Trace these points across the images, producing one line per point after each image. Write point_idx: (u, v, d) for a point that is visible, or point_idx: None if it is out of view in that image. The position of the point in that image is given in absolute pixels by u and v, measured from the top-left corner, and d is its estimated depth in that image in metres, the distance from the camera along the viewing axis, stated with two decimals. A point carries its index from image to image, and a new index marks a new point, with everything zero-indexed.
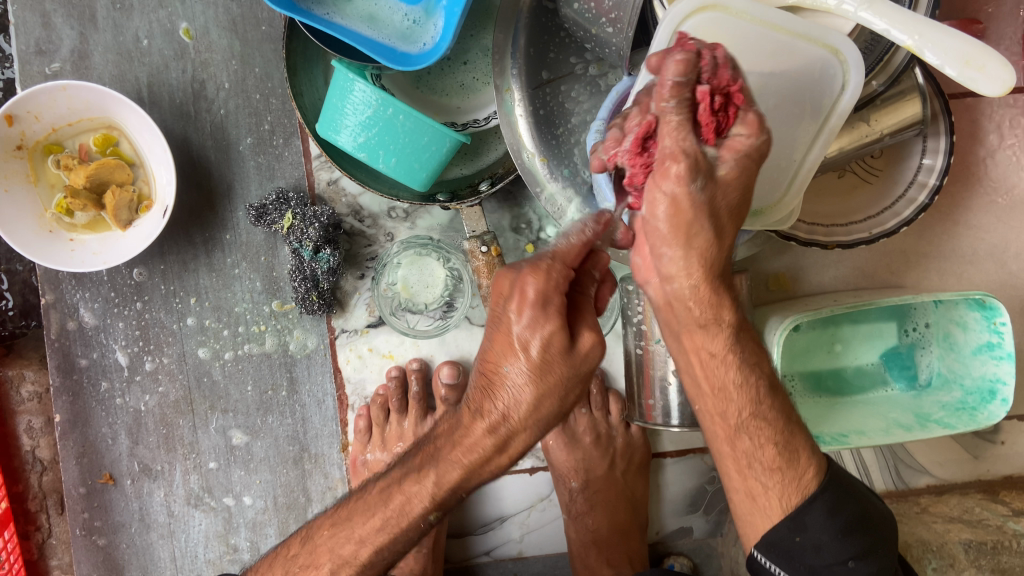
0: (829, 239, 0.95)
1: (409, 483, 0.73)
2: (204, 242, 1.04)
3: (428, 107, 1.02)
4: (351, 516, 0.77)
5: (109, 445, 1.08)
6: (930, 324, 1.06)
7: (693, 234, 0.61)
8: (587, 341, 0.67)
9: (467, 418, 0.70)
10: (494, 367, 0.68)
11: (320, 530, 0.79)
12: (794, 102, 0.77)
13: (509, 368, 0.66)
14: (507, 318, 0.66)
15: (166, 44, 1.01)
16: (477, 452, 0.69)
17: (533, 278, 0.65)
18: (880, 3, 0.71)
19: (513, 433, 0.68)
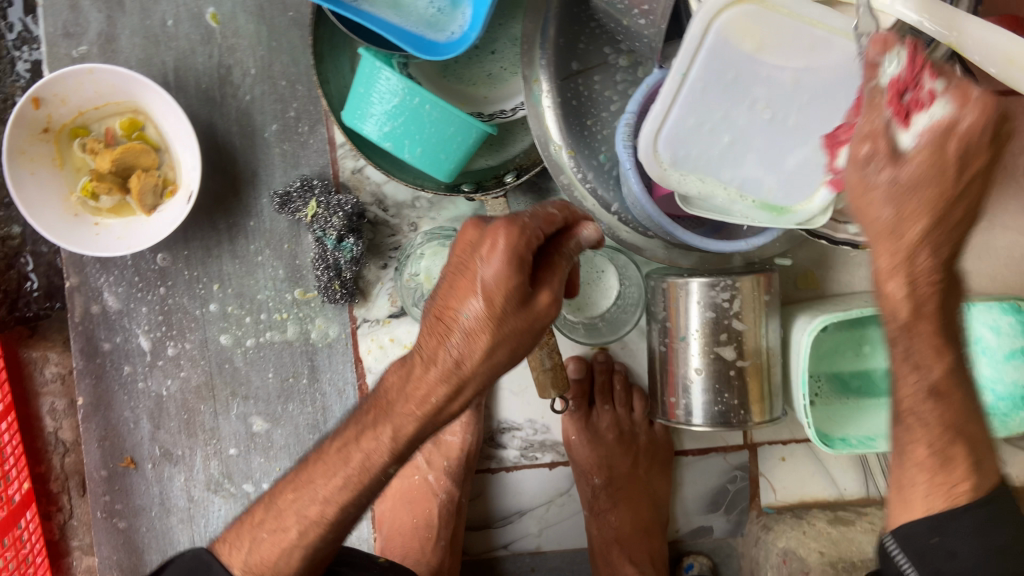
0: (861, 238, 0.93)
1: (366, 438, 0.69)
2: (228, 228, 1.04)
3: (455, 97, 1.01)
4: (312, 477, 0.72)
5: (131, 429, 1.08)
6: None
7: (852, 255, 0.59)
8: (547, 298, 0.63)
9: (419, 367, 0.65)
10: (449, 312, 0.63)
11: (283, 493, 0.74)
12: (828, 99, 0.76)
13: (465, 311, 0.62)
14: (473, 263, 0.62)
15: (193, 28, 1.00)
16: (429, 403, 0.65)
17: (506, 229, 0.60)
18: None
19: (465, 381, 0.64)
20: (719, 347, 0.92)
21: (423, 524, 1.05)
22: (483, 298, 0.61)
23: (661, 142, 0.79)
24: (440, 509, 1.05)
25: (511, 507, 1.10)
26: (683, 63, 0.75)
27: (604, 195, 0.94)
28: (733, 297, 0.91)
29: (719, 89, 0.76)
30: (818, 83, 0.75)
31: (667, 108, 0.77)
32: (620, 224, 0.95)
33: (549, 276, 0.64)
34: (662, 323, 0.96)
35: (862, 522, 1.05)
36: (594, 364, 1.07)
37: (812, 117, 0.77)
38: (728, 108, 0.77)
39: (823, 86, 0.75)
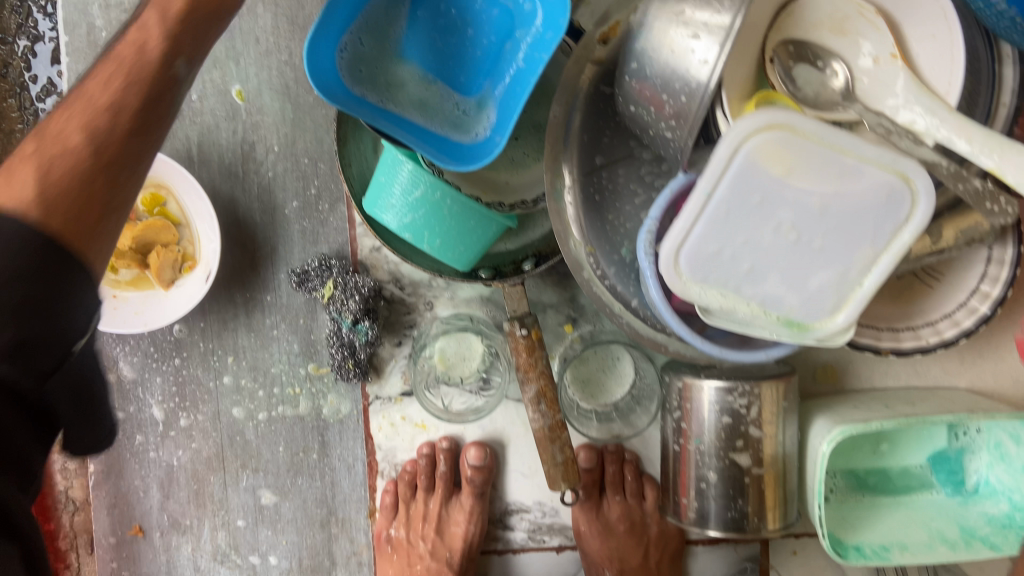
0: (882, 344, 0.93)
1: (95, 81, 0.65)
2: (245, 302, 1.04)
3: (477, 184, 0.97)
4: (61, 110, 0.63)
5: (141, 497, 1.08)
6: (980, 429, 0.99)
7: None
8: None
9: (71, 99, 0.63)
10: (129, 50, 0.68)
11: (69, 103, 0.63)
12: (857, 225, 0.75)
13: (153, 48, 0.68)
14: None
15: (218, 104, 1.00)
16: (113, 87, 0.65)
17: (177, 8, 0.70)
18: (969, 126, 0.70)
19: (155, 54, 0.68)
20: (734, 453, 0.91)
21: None
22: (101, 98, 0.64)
23: (684, 256, 0.78)
24: None
25: None
26: (709, 182, 0.74)
27: (628, 288, 0.93)
28: (751, 403, 0.90)
29: (744, 209, 0.75)
30: (847, 208, 0.74)
31: (690, 225, 0.77)
32: (640, 320, 0.93)
33: (152, 154, 0.66)
34: (677, 421, 0.95)
35: None
36: (605, 452, 1.06)
37: (839, 240, 0.76)
38: (753, 227, 0.76)
39: (851, 211, 0.74)
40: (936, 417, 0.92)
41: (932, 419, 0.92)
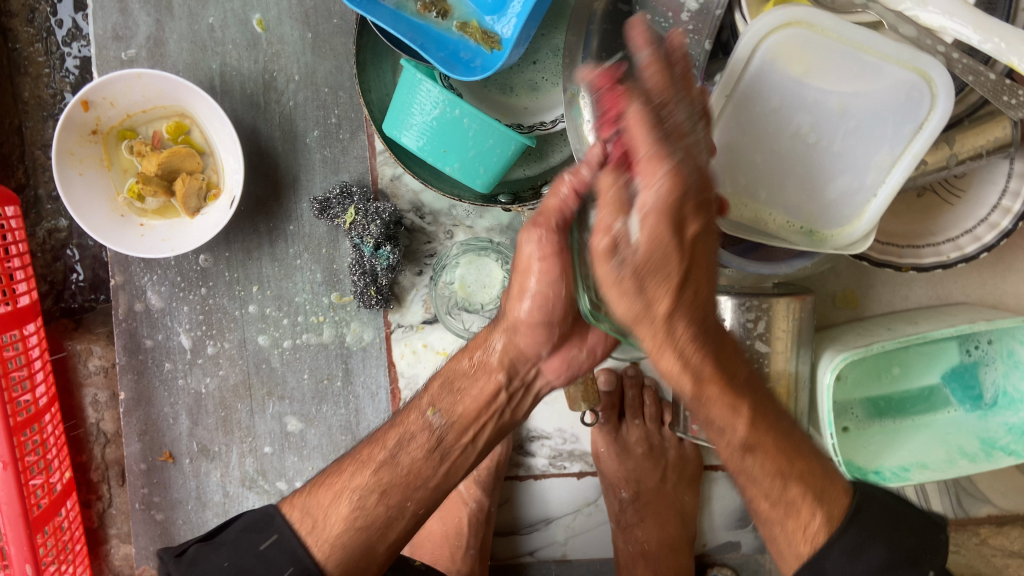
0: (903, 261, 0.93)
1: (387, 438, 0.79)
2: (269, 231, 1.05)
3: (494, 107, 0.99)
4: (378, 443, 0.80)
5: (170, 424, 1.11)
6: (992, 340, 1.01)
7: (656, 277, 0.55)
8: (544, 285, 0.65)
9: (385, 435, 0.80)
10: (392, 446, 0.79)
11: (356, 454, 0.80)
12: (874, 126, 0.75)
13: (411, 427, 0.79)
14: (401, 456, 0.78)
15: (239, 34, 1.01)
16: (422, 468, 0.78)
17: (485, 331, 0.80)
18: (987, 22, 0.72)
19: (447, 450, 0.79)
20: None
21: (454, 533, 1.05)
22: (435, 406, 0.79)
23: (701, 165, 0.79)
24: (470, 518, 1.04)
25: (538, 515, 1.11)
26: (726, 85, 0.75)
27: None
28: (760, 318, 0.92)
29: (761, 115, 0.76)
30: (866, 107, 0.74)
31: (707, 132, 0.77)
32: None
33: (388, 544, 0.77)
34: None
35: None
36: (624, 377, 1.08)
37: (857, 143, 0.76)
38: (771, 133, 0.77)
39: (869, 112, 0.75)
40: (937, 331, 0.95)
41: (932, 333, 0.94)
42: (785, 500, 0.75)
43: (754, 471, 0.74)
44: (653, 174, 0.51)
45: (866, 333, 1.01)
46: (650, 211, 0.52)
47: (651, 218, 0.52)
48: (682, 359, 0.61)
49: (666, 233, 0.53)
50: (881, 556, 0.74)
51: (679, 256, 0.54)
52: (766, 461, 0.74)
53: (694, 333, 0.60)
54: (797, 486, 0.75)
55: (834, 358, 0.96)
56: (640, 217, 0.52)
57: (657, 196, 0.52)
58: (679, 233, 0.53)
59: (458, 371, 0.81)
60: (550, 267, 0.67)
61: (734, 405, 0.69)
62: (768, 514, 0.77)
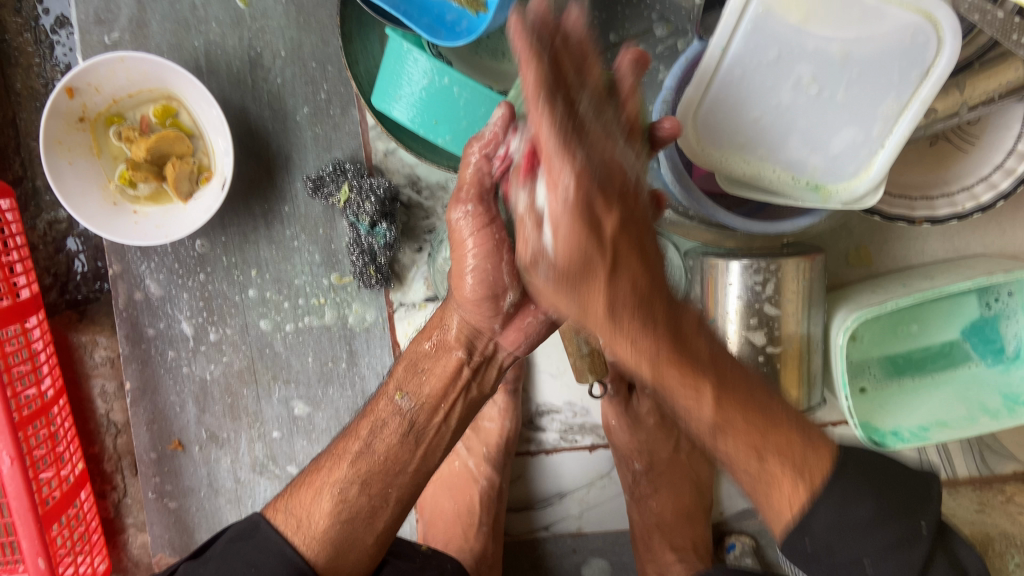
0: (916, 213, 0.90)
1: (363, 426, 0.79)
2: (264, 213, 1.03)
3: (486, 75, 0.96)
4: (356, 431, 0.80)
5: (178, 413, 1.10)
6: (1014, 292, 0.96)
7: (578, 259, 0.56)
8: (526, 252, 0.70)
9: (361, 423, 0.80)
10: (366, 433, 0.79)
11: (334, 448, 0.80)
12: (880, 73, 0.71)
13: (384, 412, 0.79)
14: (375, 445, 0.78)
15: (222, 11, 0.99)
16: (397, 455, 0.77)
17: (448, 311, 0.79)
18: None
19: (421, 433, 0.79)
20: (749, 331, 0.90)
21: (465, 511, 1.03)
22: (402, 389, 0.79)
23: (700, 123, 0.75)
24: (481, 496, 1.03)
25: (552, 489, 1.10)
26: (722, 38, 0.71)
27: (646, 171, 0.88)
28: (767, 280, 0.89)
29: (760, 67, 0.72)
30: (869, 54, 0.70)
31: (705, 88, 0.74)
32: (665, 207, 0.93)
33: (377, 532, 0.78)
34: (700, 305, 0.94)
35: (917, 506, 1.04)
36: None
37: (862, 91, 0.72)
38: (771, 86, 0.73)
39: (874, 57, 0.71)
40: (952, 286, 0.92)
41: (947, 288, 0.91)
42: (766, 472, 0.69)
43: (728, 446, 0.69)
44: (557, 173, 0.52)
45: (880, 290, 0.97)
46: (561, 230, 0.55)
47: (561, 233, 0.55)
48: (643, 339, 0.63)
49: (573, 239, 0.55)
50: (875, 509, 0.66)
51: (602, 259, 0.56)
52: (744, 434, 0.68)
53: (643, 323, 0.62)
54: (775, 458, 0.68)
55: (847, 317, 0.94)
56: (558, 238, 0.55)
57: (564, 221, 0.54)
58: (595, 238, 0.55)
59: (421, 352, 0.80)
60: (485, 242, 0.69)
61: (691, 379, 0.66)
62: (744, 476, 0.71)
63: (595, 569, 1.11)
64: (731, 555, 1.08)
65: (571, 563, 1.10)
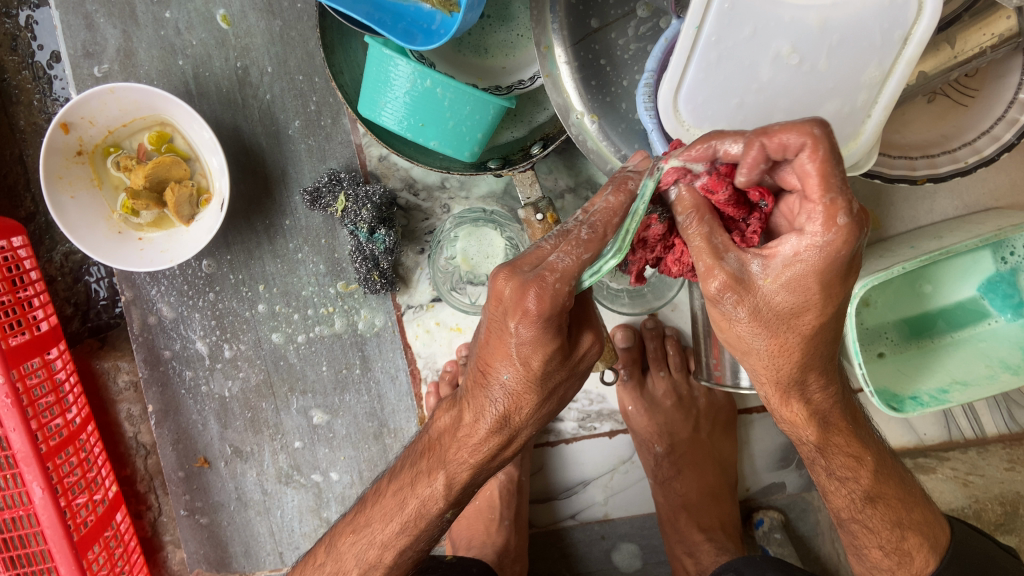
0: (917, 173, 0.88)
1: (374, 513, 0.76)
2: (266, 229, 1.04)
3: (470, 73, 0.96)
4: (372, 518, 0.76)
5: (201, 430, 1.12)
6: None
7: (792, 298, 0.52)
8: (586, 342, 0.62)
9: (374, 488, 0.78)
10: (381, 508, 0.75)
11: (345, 534, 0.79)
12: (861, 37, 0.69)
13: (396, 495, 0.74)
14: (397, 534, 0.74)
15: (206, 33, 0.99)
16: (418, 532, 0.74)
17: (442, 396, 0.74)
18: None
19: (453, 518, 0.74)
20: None
21: (487, 506, 1.04)
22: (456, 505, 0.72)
23: (682, 100, 0.75)
24: (501, 490, 1.03)
25: (574, 478, 1.10)
26: (695, 16, 0.70)
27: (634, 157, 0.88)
28: None
29: (737, 45, 0.71)
30: (847, 19, 0.68)
31: (683, 67, 0.73)
32: None
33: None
34: None
35: (943, 469, 1.03)
36: (643, 331, 1.06)
37: (844, 58, 0.70)
38: (751, 62, 0.72)
39: (853, 22, 0.68)
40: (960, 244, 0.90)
41: (955, 247, 0.89)
42: (902, 549, 0.75)
43: (872, 522, 0.74)
44: (819, 224, 0.48)
45: (887, 255, 0.96)
46: (790, 270, 0.51)
47: (795, 273, 0.51)
48: (809, 408, 0.63)
49: (808, 289, 0.51)
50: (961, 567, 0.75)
51: (814, 314, 0.53)
52: (887, 514, 0.73)
53: (822, 388, 0.62)
54: (914, 536, 0.75)
55: (854, 284, 0.92)
56: (779, 282, 0.52)
57: (808, 261, 0.50)
58: (832, 294, 0.52)
59: (446, 427, 0.69)
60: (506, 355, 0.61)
61: (858, 456, 0.69)
62: (881, 565, 0.76)
63: (625, 555, 1.11)
64: (759, 531, 1.07)
65: (601, 550, 1.10)
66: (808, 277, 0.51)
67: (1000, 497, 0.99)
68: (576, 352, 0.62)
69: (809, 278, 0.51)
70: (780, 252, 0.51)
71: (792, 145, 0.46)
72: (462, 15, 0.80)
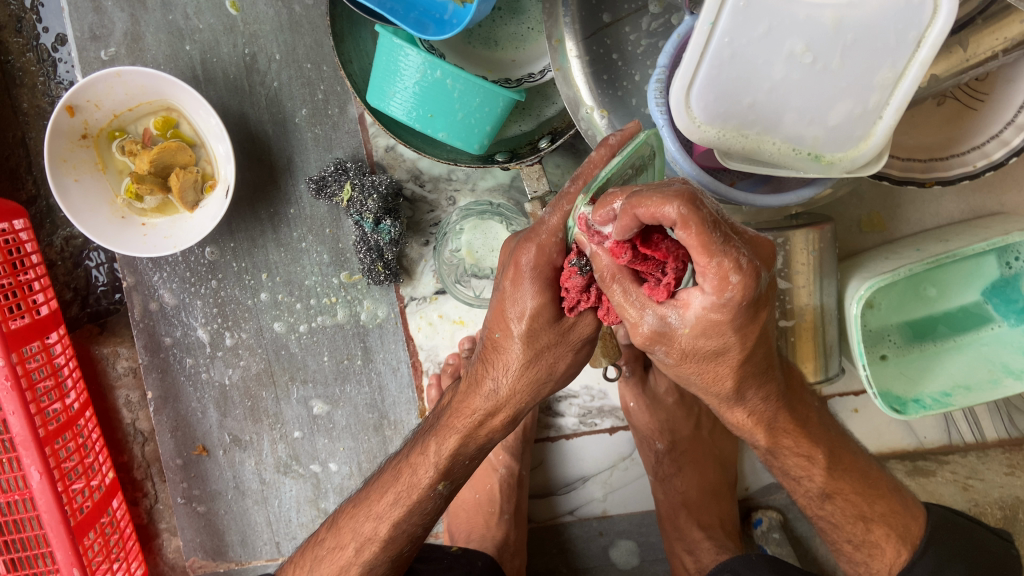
0: (926, 176, 0.88)
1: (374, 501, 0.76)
2: (270, 217, 1.04)
3: (480, 65, 0.96)
4: (370, 495, 0.77)
5: (200, 418, 1.12)
6: None
7: (710, 338, 0.50)
8: (579, 310, 0.62)
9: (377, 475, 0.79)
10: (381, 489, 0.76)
11: (345, 515, 0.80)
12: (876, 37, 0.69)
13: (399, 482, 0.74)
14: (397, 521, 0.74)
15: (215, 19, 0.99)
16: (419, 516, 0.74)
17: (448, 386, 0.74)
18: None
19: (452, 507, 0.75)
20: None
21: (486, 500, 1.04)
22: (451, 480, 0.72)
23: (694, 98, 0.74)
24: (501, 484, 1.03)
25: (574, 474, 1.10)
26: (711, 13, 0.70)
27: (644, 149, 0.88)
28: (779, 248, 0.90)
29: (751, 43, 0.71)
30: (863, 19, 0.68)
31: (697, 63, 0.73)
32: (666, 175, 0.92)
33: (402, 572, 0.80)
34: None
35: (943, 472, 1.03)
36: None
37: (858, 59, 0.70)
38: (764, 62, 0.72)
39: (868, 23, 0.68)
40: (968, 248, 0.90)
41: (962, 251, 0.89)
42: (869, 541, 0.75)
43: (835, 518, 0.75)
44: (716, 283, 0.44)
45: (893, 257, 0.95)
46: (701, 321, 0.48)
47: (706, 323, 0.48)
48: (751, 417, 0.63)
49: (721, 333, 0.49)
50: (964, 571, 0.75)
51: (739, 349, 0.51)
52: (847, 508, 0.74)
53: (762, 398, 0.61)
54: (880, 527, 0.75)
55: (861, 286, 0.92)
56: (694, 330, 0.49)
57: (716, 313, 0.47)
58: (748, 331, 0.49)
59: None
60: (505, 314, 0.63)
61: (810, 456, 0.70)
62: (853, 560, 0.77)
63: (623, 551, 1.10)
64: (758, 531, 1.07)
65: (599, 546, 1.10)
66: (719, 326, 0.48)
67: (1000, 502, 0.99)
68: (568, 319, 0.62)
69: (718, 325, 0.48)
70: (689, 302, 0.48)
71: (667, 219, 0.42)
72: (474, 6, 0.80)
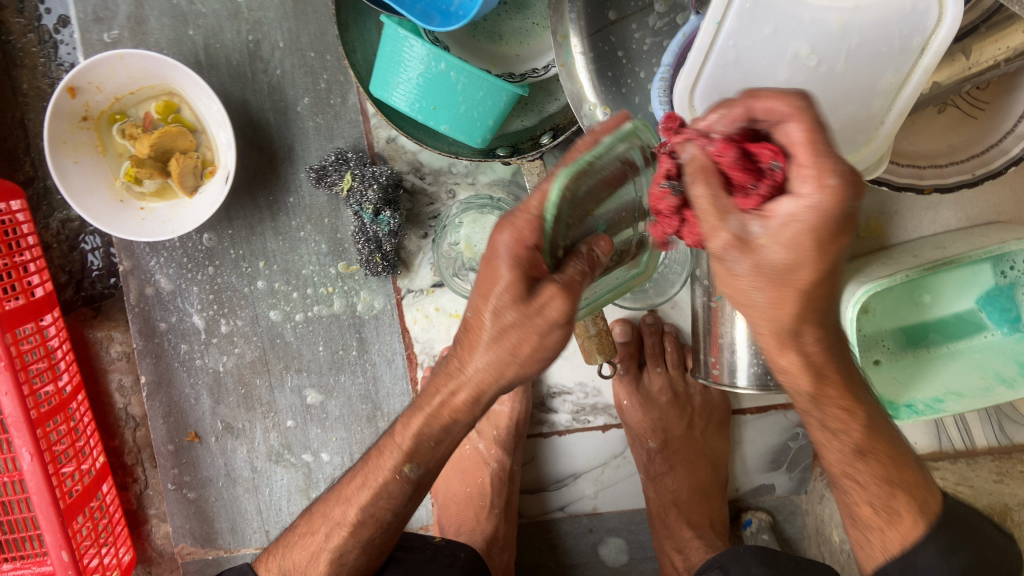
0: (925, 182, 0.89)
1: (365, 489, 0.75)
2: (269, 205, 1.04)
3: (484, 59, 0.96)
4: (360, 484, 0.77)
5: (193, 405, 1.12)
6: None
7: (791, 253, 0.48)
8: (549, 294, 0.56)
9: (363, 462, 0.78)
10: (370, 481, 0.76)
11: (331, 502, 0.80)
12: (881, 41, 0.69)
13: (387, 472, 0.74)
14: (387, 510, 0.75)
15: (220, 4, 0.99)
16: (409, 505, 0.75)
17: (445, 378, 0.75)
18: None
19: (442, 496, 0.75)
20: None
21: (478, 494, 1.04)
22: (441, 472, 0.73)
23: (698, 98, 0.74)
24: (492, 478, 1.04)
25: (566, 470, 1.10)
26: (716, 13, 0.69)
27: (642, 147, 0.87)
28: None
29: (756, 44, 0.71)
30: (870, 23, 0.68)
31: (701, 63, 0.72)
32: None
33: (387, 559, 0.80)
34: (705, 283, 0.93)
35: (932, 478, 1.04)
36: (642, 327, 1.05)
37: (862, 63, 0.70)
38: (769, 63, 0.72)
39: (873, 26, 0.68)
40: (965, 255, 0.90)
41: (959, 258, 0.90)
42: None
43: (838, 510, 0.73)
44: (814, 178, 0.44)
45: (889, 262, 0.96)
46: (787, 230, 0.46)
47: (793, 233, 0.46)
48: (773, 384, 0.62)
49: (806, 245, 0.46)
50: None
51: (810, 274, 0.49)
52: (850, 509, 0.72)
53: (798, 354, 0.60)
54: None
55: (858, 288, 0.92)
56: (778, 242, 0.47)
57: (806, 221, 0.45)
58: (832, 252, 0.47)
59: None
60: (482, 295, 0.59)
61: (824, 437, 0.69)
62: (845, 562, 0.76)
63: (612, 549, 1.11)
64: (747, 531, 1.08)
65: (588, 543, 1.11)
66: (805, 236, 0.46)
67: None
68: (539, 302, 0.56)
69: (802, 237, 0.46)
70: (777, 210, 0.46)
71: (776, 114, 0.44)
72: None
